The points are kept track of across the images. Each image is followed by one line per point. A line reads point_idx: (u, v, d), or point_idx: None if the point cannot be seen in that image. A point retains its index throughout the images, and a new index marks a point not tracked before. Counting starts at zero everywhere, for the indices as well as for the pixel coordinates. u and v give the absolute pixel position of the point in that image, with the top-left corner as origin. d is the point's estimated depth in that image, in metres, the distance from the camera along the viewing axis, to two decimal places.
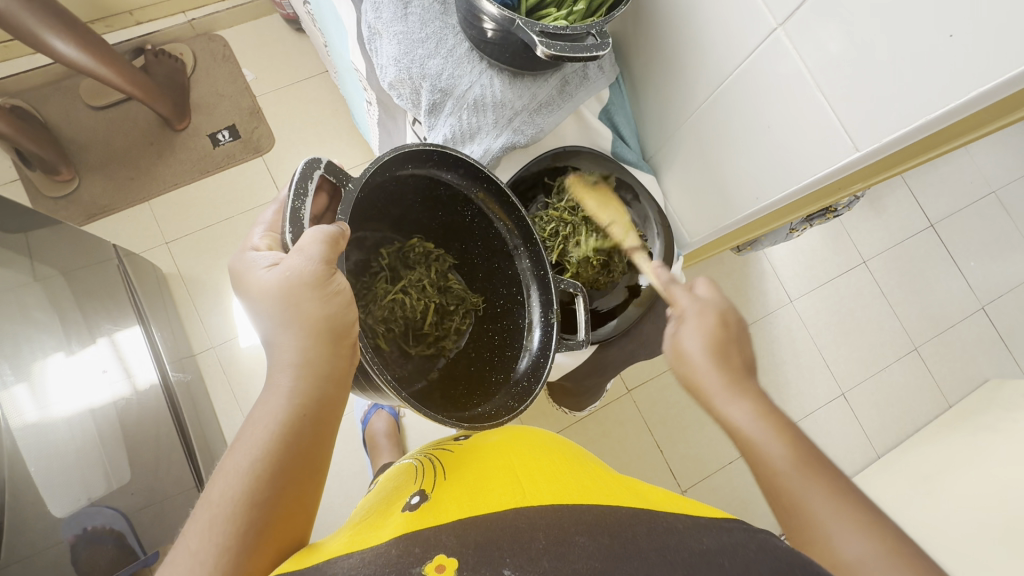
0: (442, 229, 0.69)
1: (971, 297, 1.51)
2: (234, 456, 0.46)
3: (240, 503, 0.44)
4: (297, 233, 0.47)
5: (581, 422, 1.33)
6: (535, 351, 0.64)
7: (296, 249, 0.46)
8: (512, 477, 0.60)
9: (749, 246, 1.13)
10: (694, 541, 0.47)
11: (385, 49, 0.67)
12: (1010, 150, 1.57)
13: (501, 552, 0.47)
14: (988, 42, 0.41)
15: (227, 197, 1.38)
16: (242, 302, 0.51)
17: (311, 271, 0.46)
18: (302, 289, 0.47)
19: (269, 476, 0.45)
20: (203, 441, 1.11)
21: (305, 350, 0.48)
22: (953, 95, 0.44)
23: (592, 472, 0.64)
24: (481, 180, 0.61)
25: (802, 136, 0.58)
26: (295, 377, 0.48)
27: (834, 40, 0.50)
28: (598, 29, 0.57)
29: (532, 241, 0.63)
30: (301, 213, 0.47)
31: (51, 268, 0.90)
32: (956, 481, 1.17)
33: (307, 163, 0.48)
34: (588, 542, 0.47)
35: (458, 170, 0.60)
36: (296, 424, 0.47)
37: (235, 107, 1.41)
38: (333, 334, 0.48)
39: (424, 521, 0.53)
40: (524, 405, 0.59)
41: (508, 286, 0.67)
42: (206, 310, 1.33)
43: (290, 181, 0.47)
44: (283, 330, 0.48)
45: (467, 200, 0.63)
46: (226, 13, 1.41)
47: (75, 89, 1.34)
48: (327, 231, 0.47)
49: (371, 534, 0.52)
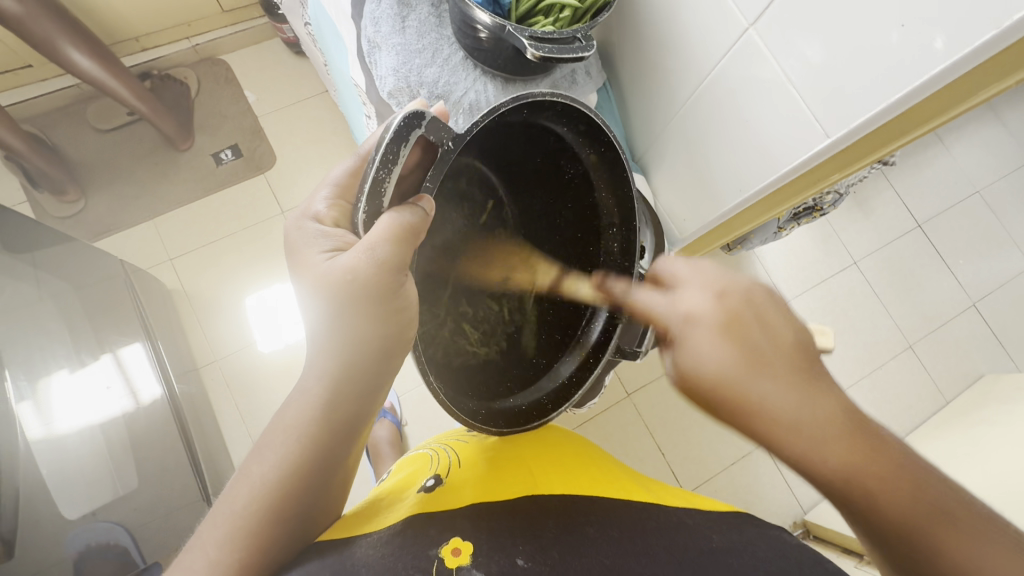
0: (535, 175, 0.63)
1: (962, 295, 1.54)
2: (262, 462, 0.46)
3: (264, 511, 0.45)
4: (370, 208, 0.43)
5: (583, 425, 1.34)
6: (591, 347, 0.65)
7: (365, 245, 0.44)
8: (526, 469, 0.62)
9: (740, 244, 1.16)
10: (704, 539, 0.48)
11: (384, 61, 0.71)
12: (991, 150, 1.62)
13: (515, 539, 0.49)
14: (934, 29, 0.45)
15: (230, 214, 1.41)
16: (295, 284, 0.49)
17: (377, 271, 0.45)
18: (360, 296, 0.45)
19: (293, 487, 0.46)
20: (206, 453, 1.11)
21: (348, 362, 0.47)
22: (909, 80, 0.48)
23: (601, 466, 0.66)
24: (598, 143, 0.58)
25: (781, 131, 0.62)
26: (330, 389, 0.47)
27: (805, 44, 0.54)
28: (584, 33, 0.61)
29: (627, 221, 0.63)
30: (384, 183, 0.42)
31: (63, 284, 0.92)
32: (955, 473, 1.18)
33: (408, 118, 0.41)
34: (598, 533, 0.50)
35: (579, 126, 0.56)
36: (328, 435, 0.48)
37: (238, 127, 1.45)
38: (385, 351, 0.49)
39: (438, 503, 0.55)
40: (557, 409, 0.61)
41: (586, 261, 0.66)
42: (209, 324, 1.34)
43: (379, 144, 0.41)
44: (334, 335, 0.47)
45: (574, 157, 0.60)
46: (228, 39, 1.46)
47: (82, 114, 1.39)
48: (402, 223, 0.44)
49: (387, 515, 0.55)
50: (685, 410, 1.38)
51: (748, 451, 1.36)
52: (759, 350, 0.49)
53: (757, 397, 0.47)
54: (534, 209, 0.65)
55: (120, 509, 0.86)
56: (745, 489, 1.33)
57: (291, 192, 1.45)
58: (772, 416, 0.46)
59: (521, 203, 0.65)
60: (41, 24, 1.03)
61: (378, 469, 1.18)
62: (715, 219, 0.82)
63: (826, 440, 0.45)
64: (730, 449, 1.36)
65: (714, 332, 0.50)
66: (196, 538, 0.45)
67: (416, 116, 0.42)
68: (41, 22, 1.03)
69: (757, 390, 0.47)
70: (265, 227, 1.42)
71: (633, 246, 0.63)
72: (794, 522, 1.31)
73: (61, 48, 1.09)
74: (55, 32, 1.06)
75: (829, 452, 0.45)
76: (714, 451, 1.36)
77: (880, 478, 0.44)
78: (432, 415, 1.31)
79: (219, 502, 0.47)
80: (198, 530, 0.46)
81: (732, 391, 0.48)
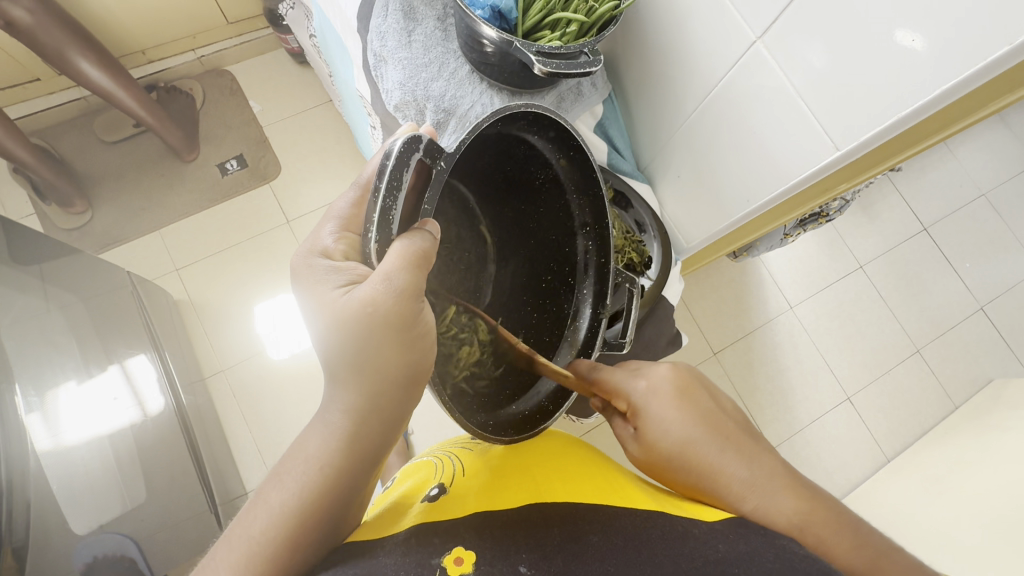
0: (508, 184, 0.64)
1: (970, 299, 1.53)
2: (281, 488, 0.46)
3: (283, 539, 0.44)
4: (382, 236, 0.44)
5: (590, 433, 1.34)
6: (579, 345, 0.65)
7: (381, 275, 0.44)
8: (530, 475, 0.60)
9: (746, 251, 1.16)
10: (709, 549, 0.44)
11: (391, 75, 0.72)
12: (995, 152, 1.61)
13: (517, 548, 0.48)
14: (939, 44, 0.45)
15: (236, 224, 1.42)
16: (303, 309, 0.49)
17: (397, 304, 0.45)
18: (384, 327, 0.45)
19: (314, 516, 0.46)
20: (213, 467, 1.12)
21: (372, 395, 0.47)
22: (920, 95, 0.48)
23: (607, 473, 0.64)
24: (568, 149, 0.60)
25: (790, 142, 0.62)
26: (353, 424, 0.47)
27: (818, 55, 0.54)
28: (590, 48, 0.62)
29: (600, 224, 0.63)
30: (392, 212, 0.43)
31: (72, 297, 0.93)
32: (966, 480, 1.16)
33: (405, 146, 0.43)
34: (601, 541, 0.47)
35: (549, 133, 0.58)
36: (350, 465, 0.47)
37: (243, 137, 1.46)
38: (409, 380, 0.47)
39: (442, 513, 0.54)
40: (560, 409, 0.59)
41: (560, 263, 0.66)
42: (216, 335, 1.35)
43: (381, 175, 0.42)
44: (353, 367, 0.47)
45: (546, 164, 0.62)
46: (233, 50, 1.47)
47: (89, 126, 1.40)
48: (415, 248, 0.45)
49: (393, 525, 0.54)
50: None
51: None
52: (723, 427, 0.54)
53: (712, 456, 0.51)
54: (506, 218, 0.66)
55: (129, 521, 0.86)
56: None
57: (295, 200, 1.46)
58: (727, 471, 0.51)
59: (497, 210, 0.65)
60: (51, 33, 1.05)
61: (385, 478, 1.18)
62: (723, 229, 0.82)
63: (777, 494, 0.49)
64: None
65: (672, 402, 0.55)
66: (210, 561, 0.44)
67: (413, 140, 0.44)
68: (51, 32, 1.04)
69: (714, 453, 0.51)
70: (270, 236, 1.42)
71: (608, 246, 0.64)
72: None
73: (68, 58, 1.10)
74: (64, 43, 1.07)
75: (780, 504, 0.49)
76: None
77: (822, 526, 0.48)
78: (438, 424, 1.31)
79: (235, 524, 0.46)
80: (212, 552, 0.45)
81: (701, 455, 0.52)
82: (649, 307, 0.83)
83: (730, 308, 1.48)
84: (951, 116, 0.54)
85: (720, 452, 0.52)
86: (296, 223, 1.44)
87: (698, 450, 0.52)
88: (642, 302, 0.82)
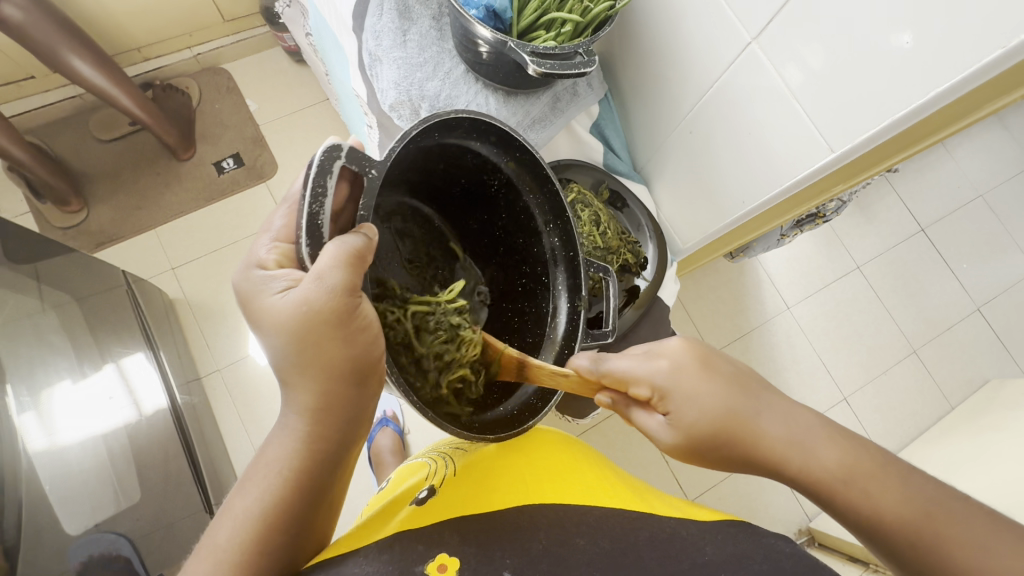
0: (468, 198, 0.67)
1: (967, 299, 1.54)
2: (244, 495, 0.46)
3: (250, 548, 0.45)
4: (314, 247, 0.45)
5: (585, 433, 1.33)
6: (561, 340, 0.65)
7: (314, 276, 0.43)
8: (515, 477, 0.60)
9: (742, 251, 1.16)
10: (696, 551, 0.45)
11: (385, 74, 0.71)
12: (993, 153, 1.61)
13: (503, 552, 0.47)
14: (935, 46, 0.45)
15: (233, 223, 1.42)
16: (252, 326, 0.48)
17: (332, 303, 0.44)
18: (324, 326, 0.44)
19: (278, 521, 0.46)
20: (211, 466, 1.12)
21: (324, 394, 0.46)
22: (914, 97, 0.48)
23: (598, 471, 0.63)
24: (514, 150, 0.60)
25: (785, 142, 0.61)
26: (308, 422, 0.47)
27: (814, 56, 0.53)
28: (585, 48, 0.61)
29: (562, 216, 0.63)
30: (319, 219, 0.44)
31: (66, 296, 0.92)
32: (961, 482, 1.16)
33: (326, 152, 0.44)
34: (587, 546, 0.47)
35: (491, 139, 0.59)
36: (310, 465, 0.47)
37: (239, 136, 1.46)
38: (357, 374, 0.47)
39: (427, 519, 0.53)
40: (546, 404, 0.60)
41: (531, 264, 0.66)
42: (212, 334, 1.34)
43: (307, 177, 0.43)
44: (303, 369, 0.46)
45: (496, 169, 0.62)
46: (230, 48, 1.46)
47: (85, 125, 1.39)
48: (349, 248, 0.45)
49: (376, 534, 0.52)
50: None
51: None
52: (733, 382, 0.53)
53: (746, 427, 0.51)
54: (471, 231, 0.70)
55: (126, 521, 0.86)
56: (746, 496, 1.33)
57: None
58: (766, 434, 0.51)
59: (459, 225, 0.70)
60: (42, 31, 1.04)
61: (380, 477, 1.18)
62: (718, 231, 0.81)
63: (818, 444, 0.49)
64: None
65: (696, 378, 0.52)
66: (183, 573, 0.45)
67: (334, 148, 0.45)
68: (43, 30, 1.04)
69: (751, 416, 0.51)
70: None
71: (574, 237, 0.63)
72: (798, 530, 1.31)
73: (62, 56, 1.10)
74: (56, 41, 1.07)
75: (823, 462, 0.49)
76: None
77: (874, 480, 0.47)
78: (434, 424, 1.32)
79: (206, 536, 0.47)
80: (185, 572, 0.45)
81: (728, 421, 0.51)
82: (641, 311, 0.82)
83: (727, 309, 1.48)
84: (952, 114, 0.53)
85: (756, 418, 0.51)
86: None
87: (738, 416, 0.51)
88: (637, 303, 0.82)
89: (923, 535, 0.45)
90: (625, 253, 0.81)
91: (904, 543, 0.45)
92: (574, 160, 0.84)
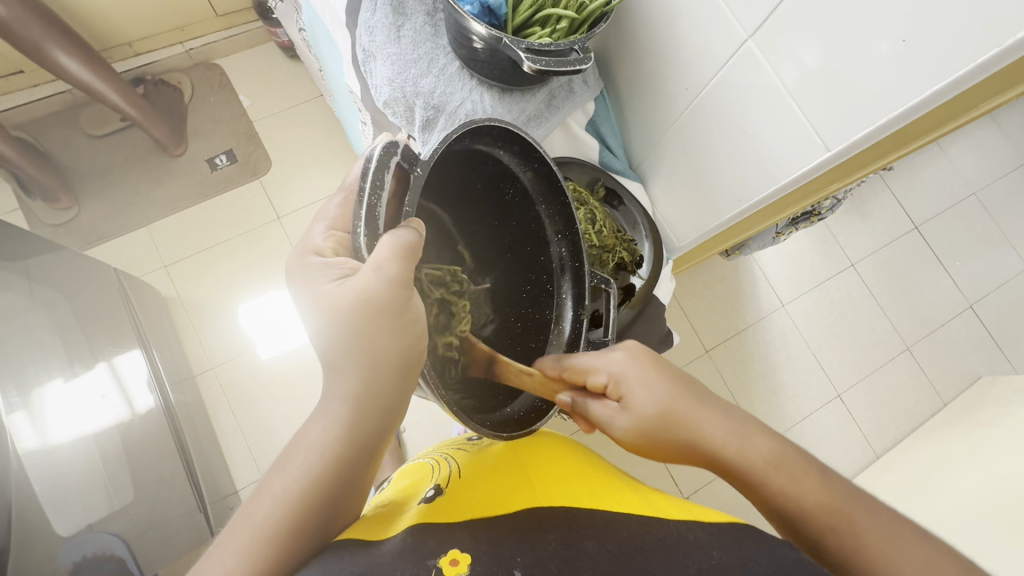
0: (480, 204, 0.65)
1: (959, 297, 1.54)
2: (284, 474, 0.46)
3: (285, 526, 0.44)
4: (370, 237, 0.46)
5: (582, 430, 1.33)
6: (564, 346, 0.66)
7: (373, 264, 0.44)
8: (525, 479, 0.59)
9: (738, 250, 1.16)
10: (704, 556, 0.45)
11: (380, 70, 0.71)
12: (985, 151, 1.62)
13: (511, 551, 0.47)
14: (933, 44, 0.45)
15: (226, 220, 1.40)
16: (299, 306, 0.49)
17: (384, 291, 0.45)
18: (377, 314, 0.45)
19: (316, 502, 0.45)
20: (204, 465, 1.12)
21: (370, 380, 0.47)
22: (910, 95, 0.48)
23: (603, 478, 0.62)
24: (534, 162, 0.62)
25: (783, 138, 0.61)
26: (355, 411, 0.47)
27: (811, 54, 0.53)
28: (581, 45, 0.61)
29: (571, 228, 0.65)
30: (377, 209, 0.46)
31: (56, 294, 0.91)
32: (953, 478, 1.17)
33: (384, 148, 0.47)
34: (595, 546, 0.47)
35: (513, 148, 0.61)
36: (353, 453, 0.47)
37: (232, 132, 1.44)
38: (403, 365, 0.47)
39: (438, 514, 0.53)
40: (551, 406, 0.62)
41: (538, 274, 0.67)
42: (206, 332, 1.33)
43: (364, 171, 0.45)
44: (350, 354, 0.46)
45: (512, 178, 0.64)
46: (222, 43, 1.45)
47: (75, 120, 1.38)
48: (403, 242, 0.45)
49: (388, 528, 0.52)
50: None
51: None
52: (682, 380, 0.55)
53: (682, 422, 0.52)
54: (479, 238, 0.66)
55: (118, 521, 0.85)
56: None
57: (286, 197, 1.44)
58: (706, 431, 0.51)
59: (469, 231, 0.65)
60: (27, 28, 1.02)
61: (376, 476, 1.17)
62: (711, 229, 0.82)
63: (751, 438, 0.51)
64: None
65: (645, 370, 0.54)
66: (214, 548, 0.44)
67: (391, 146, 0.48)
68: (30, 25, 1.02)
69: (693, 411, 0.52)
70: (261, 232, 1.41)
71: (582, 250, 0.65)
72: None
73: (47, 52, 1.08)
74: (43, 35, 1.05)
75: (753, 457, 0.49)
76: None
77: (800, 472, 0.48)
78: (430, 422, 1.31)
79: (240, 512, 0.46)
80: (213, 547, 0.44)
81: (671, 413, 0.52)
82: (637, 309, 0.83)
83: (722, 306, 1.49)
84: (947, 113, 0.53)
85: (698, 412, 0.52)
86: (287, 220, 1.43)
87: (677, 410, 0.52)
88: (633, 301, 0.83)
89: (833, 526, 0.45)
90: (624, 254, 0.81)
91: (823, 530, 0.45)
92: (567, 159, 0.83)
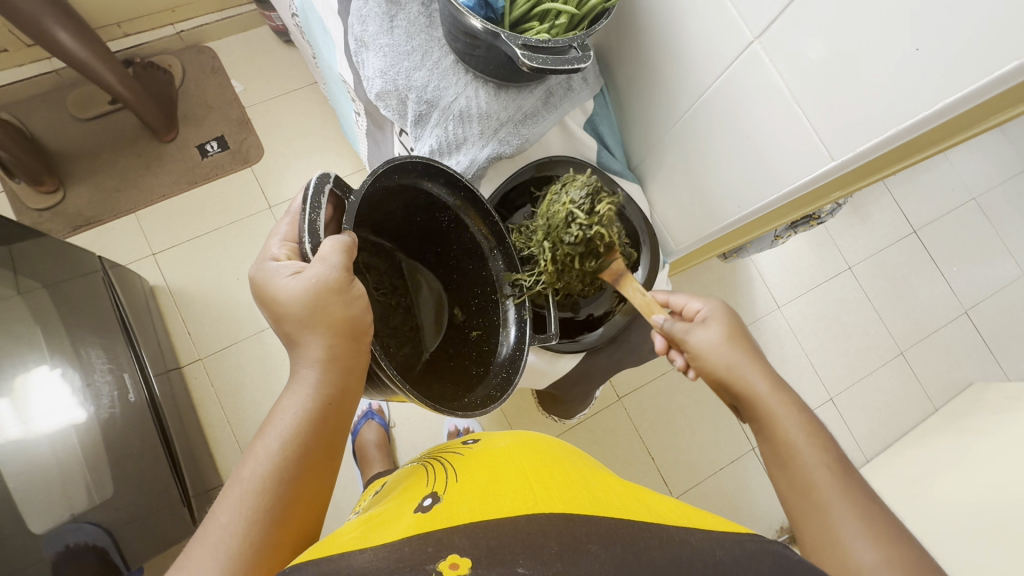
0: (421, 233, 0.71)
1: (955, 302, 1.54)
2: (265, 438, 0.48)
3: (271, 481, 0.47)
4: (315, 242, 0.51)
5: (572, 429, 1.32)
6: (512, 344, 0.67)
7: (318, 257, 0.49)
8: (522, 480, 0.56)
9: (736, 252, 1.14)
10: (706, 552, 0.45)
11: (372, 61, 0.69)
12: (988, 156, 1.61)
13: (514, 556, 0.44)
14: (951, 54, 0.42)
15: (215, 208, 1.38)
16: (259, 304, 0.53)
17: (334, 277, 0.49)
18: (329, 294, 0.49)
19: (295, 462, 0.48)
20: (189, 456, 1.10)
21: (331, 347, 0.51)
22: (919, 107, 0.46)
23: (602, 482, 0.60)
24: (460, 187, 0.65)
25: (785, 144, 0.59)
26: (323, 373, 0.51)
27: (814, 48, 0.51)
28: (580, 42, 0.58)
29: (505, 242, 0.68)
30: (316, 224, 0.51)
31: (35, 281, 0.88)
32: (942, 485, 1.18)
33: (318, 178, 0.51)
34: (601, 552, 0.45)
35: (440, 179, 0.63)
36: (324, 412, 0.50)
37: (224, 118, 1.41)
38: (352, 333, 0.52)
39: (436, 521, 0.49)
40: (503, 395, 0.62)
41: (482, 287, 0.70)
42: (193, 321, 1.31)
43: (304, 196, 0.50)
44: (308, 329, 0.51)
45: (444, 207, 0.66)
46: (214, 25, 1.41)
47: (61, 102, 1.34)
48: (343, 245, 0.50)
49: (380, 535, 0.49)
50: (675, 413, 1.37)
51: (737, 456, 1.36)
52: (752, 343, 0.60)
53: (740, 365, 0.57)
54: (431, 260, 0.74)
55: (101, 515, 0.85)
56: (732, 493, 1.34)
57: (278, 186, 1.41)
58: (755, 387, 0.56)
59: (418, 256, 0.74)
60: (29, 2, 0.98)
61: (365, 473, 1.16)
62: (713, 233, 0.81)
63: (784, 403, 0.55)
64: (717, 454, 1.36)
65: (730, 320, 0.61)
66: (208, 516, 0.46)
67: (324, 177, 0.52)
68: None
69: (748, 368, 0.57)
70: (251, 222, 1.38)
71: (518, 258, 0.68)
72: (780, 527, 1.32)
73: (46, 29, 1.04)
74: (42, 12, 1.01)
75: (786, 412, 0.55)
76: (701, 454, 1.35)
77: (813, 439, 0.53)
78: (419, 417, 1.30)
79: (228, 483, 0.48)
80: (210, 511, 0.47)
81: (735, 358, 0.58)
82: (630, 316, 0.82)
83: None
84: (954, 125, 0.51)
85: (755, 368, 0.57)
86: (279, 210, 1.40)
87: (740, 360, 0.58)
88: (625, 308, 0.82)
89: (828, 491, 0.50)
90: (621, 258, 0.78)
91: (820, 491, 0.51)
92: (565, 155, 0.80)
